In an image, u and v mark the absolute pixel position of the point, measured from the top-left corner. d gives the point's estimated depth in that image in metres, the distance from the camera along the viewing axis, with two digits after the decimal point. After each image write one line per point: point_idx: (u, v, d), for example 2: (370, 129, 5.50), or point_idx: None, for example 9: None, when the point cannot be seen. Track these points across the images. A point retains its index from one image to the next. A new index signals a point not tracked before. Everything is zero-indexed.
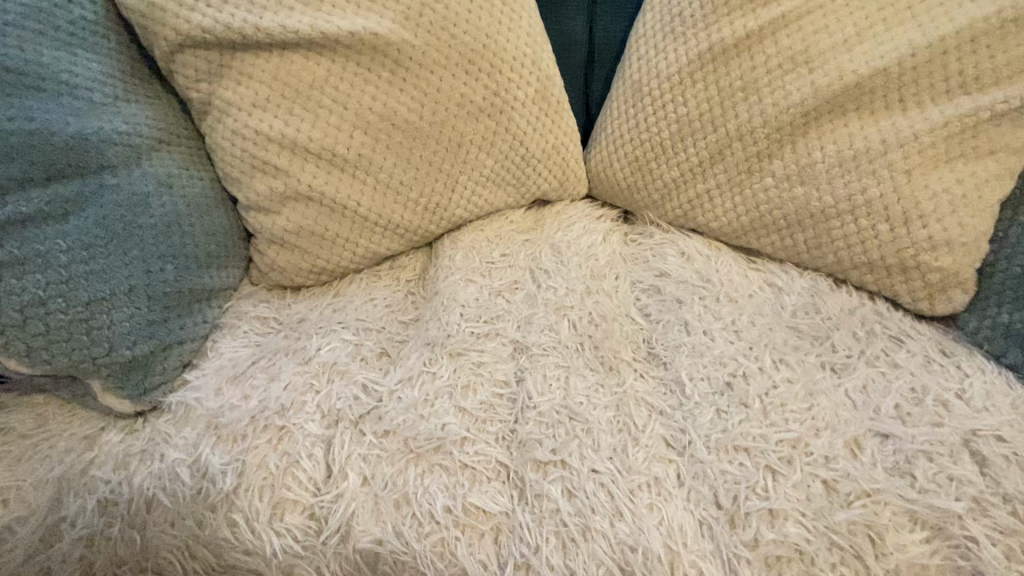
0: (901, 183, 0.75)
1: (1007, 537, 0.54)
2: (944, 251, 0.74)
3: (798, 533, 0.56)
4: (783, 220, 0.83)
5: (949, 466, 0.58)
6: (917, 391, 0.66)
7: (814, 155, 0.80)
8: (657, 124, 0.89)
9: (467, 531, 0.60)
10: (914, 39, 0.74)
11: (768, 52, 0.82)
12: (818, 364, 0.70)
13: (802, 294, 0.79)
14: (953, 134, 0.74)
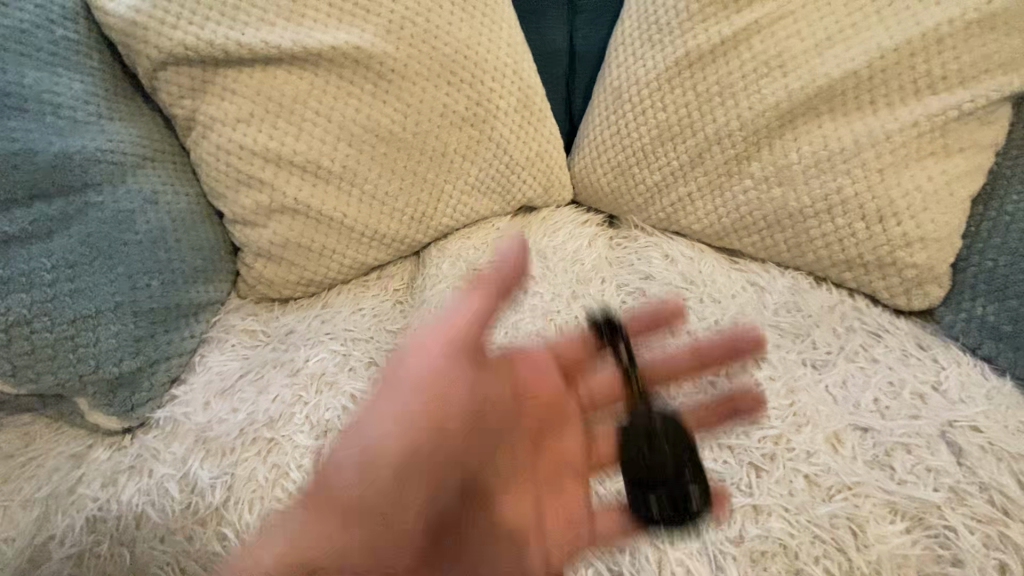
0: (874, 182, 0.77)
1: (984, 525, 0.55)
2: (919, 247, 0.76)
3: (782, 528, 0.57)
4: (763, 220, 0.85)
5: (926, 457, 0.60)
6: (895, 384, 0.67)
7: (790, 157, 0.82)
8: (638, 130, 0.91)
9: None
10: (883, 41, 0.77)
11: (743, 57, 0.84)
12: (799, 361, 0.71)
13: (783, 293, 0.81)
14: (923, 133, 0.77)
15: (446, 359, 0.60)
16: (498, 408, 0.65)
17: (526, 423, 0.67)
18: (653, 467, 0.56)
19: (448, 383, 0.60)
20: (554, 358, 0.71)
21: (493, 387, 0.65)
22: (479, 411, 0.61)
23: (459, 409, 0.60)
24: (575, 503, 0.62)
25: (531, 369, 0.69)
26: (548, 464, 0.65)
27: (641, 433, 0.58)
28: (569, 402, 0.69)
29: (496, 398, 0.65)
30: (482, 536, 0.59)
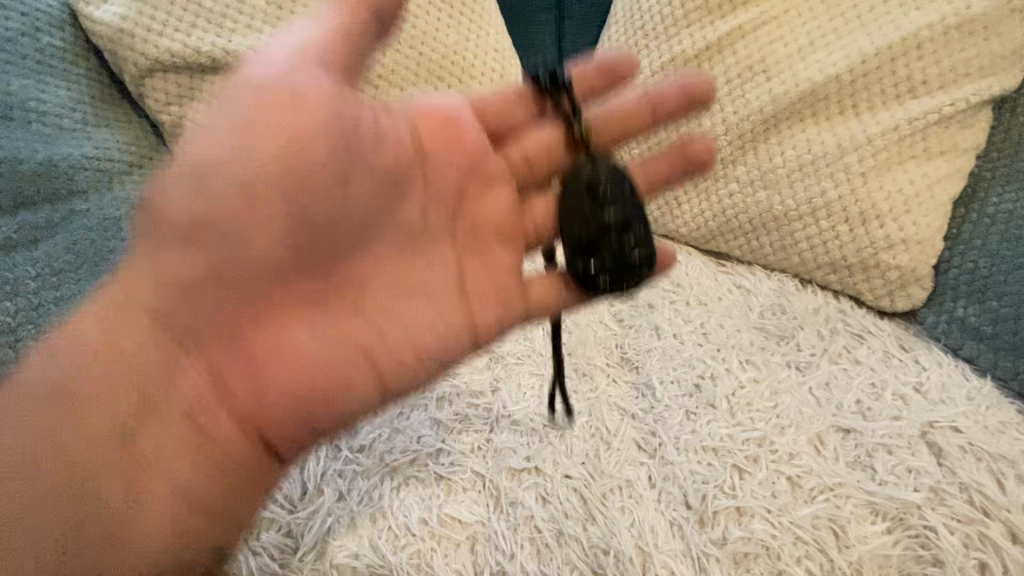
0: (857, 185, 0.78)
1: (964, 526, 0.57)
2: (901, 250, 0.77)
3: (764, 529, 0.58)
4: (749, 224, 0.84)
5: (907, 458, 0.61)
6: (877, 385, 0.68)
7: (775, 160, 0.82)
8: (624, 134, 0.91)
9: (442, 542, 0.61)
10: (864, 46, 0.78)
11: (727, 62, 0.84)
12: (783, 363, 0.71)
13: (769, 295, 0.80)
14: (904, 137, 0.78)
15: (337, 85, 0.50)
16: (401, 139, 0.55)
17: (459, 174, 0.59)
18: (593, 206, 0.54)
19: (337, 100, 0.50)
20: (477, 117, 0.62)
21: (392, 150, 0.54)
22: (355, 161, 0.52)
23: (339, 205, 0.52)
24: (499, 204, 0.60)
25: (433, 120, 0.59)
26: (473, 208, 0.59)
27: (580, 182, 0.55)
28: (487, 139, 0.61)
29: (398, 131, 0.55)
30: (358, 347, 0.53)
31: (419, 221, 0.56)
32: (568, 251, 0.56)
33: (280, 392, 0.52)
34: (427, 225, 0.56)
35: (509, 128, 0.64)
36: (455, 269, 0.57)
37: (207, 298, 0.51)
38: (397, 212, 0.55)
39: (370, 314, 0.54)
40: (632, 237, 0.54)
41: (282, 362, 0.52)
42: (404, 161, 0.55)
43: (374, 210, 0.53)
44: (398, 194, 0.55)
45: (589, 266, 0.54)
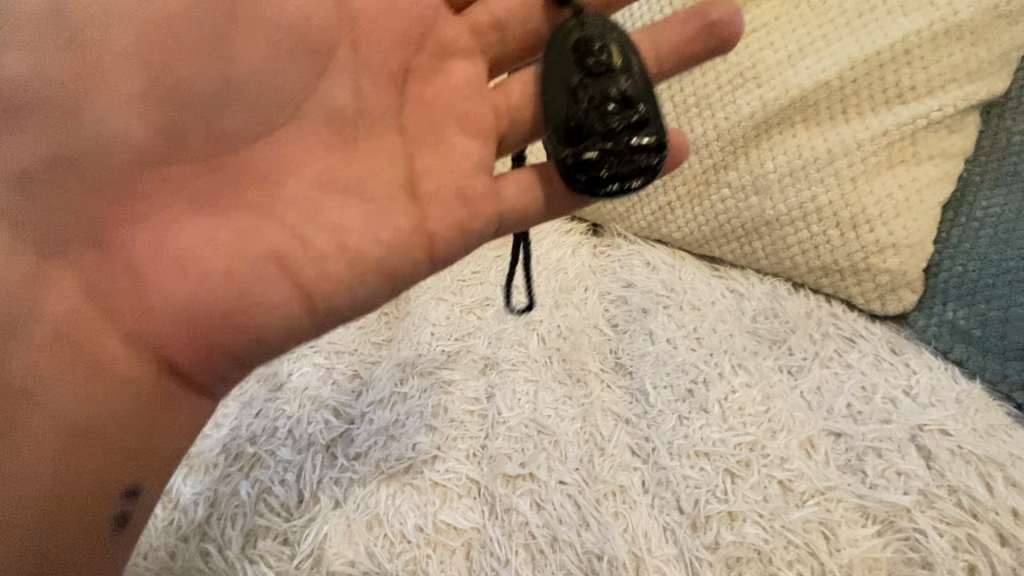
0: (847, 190, 0.79)
1: (953, 528, 0.58)
2: (891, 254, 0.78)
3: (756, 533, 0.59)
4: (742, 228, 0.84)
5: (896, 461, 0.62)
6: (867, 389, 0.69)
7: (766, 165, 0.82)
8: None
9: (438, 549, 0.62)
10: (853, 52, 0.79)
11: (718, 68, 0.84)
12: (775, 367, 0.72)
13: (762, 299, 0.80)
14: (893, 142, 0.78)
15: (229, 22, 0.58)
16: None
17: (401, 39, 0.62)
18: (594, 86, 0.58)
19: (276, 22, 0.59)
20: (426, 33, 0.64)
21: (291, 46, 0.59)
22: (271, 69, 0.59)
23: (239, 95, 0.58)
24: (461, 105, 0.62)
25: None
26: (417, 107, 0.61)
27: (571, 60, 0.59)
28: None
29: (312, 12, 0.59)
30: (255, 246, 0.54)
31: (328, 108, 0.59)
32: (558, 141, 0.58)
33: (183, 297, 0.54)
34: (334, 109, 0.59)
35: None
36: (377, 165, 0.59)
37: (116, 186, 0.56)
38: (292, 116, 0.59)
39: (287, 198, 0.56)
40: (638, 109, 0.57)
41: (202, 277, 0.54)
42: (301, 55, 0.59)
43: (273, 99, 0.58)
44: (301, 98, 0.59)
45: (590, 151, 0.57)
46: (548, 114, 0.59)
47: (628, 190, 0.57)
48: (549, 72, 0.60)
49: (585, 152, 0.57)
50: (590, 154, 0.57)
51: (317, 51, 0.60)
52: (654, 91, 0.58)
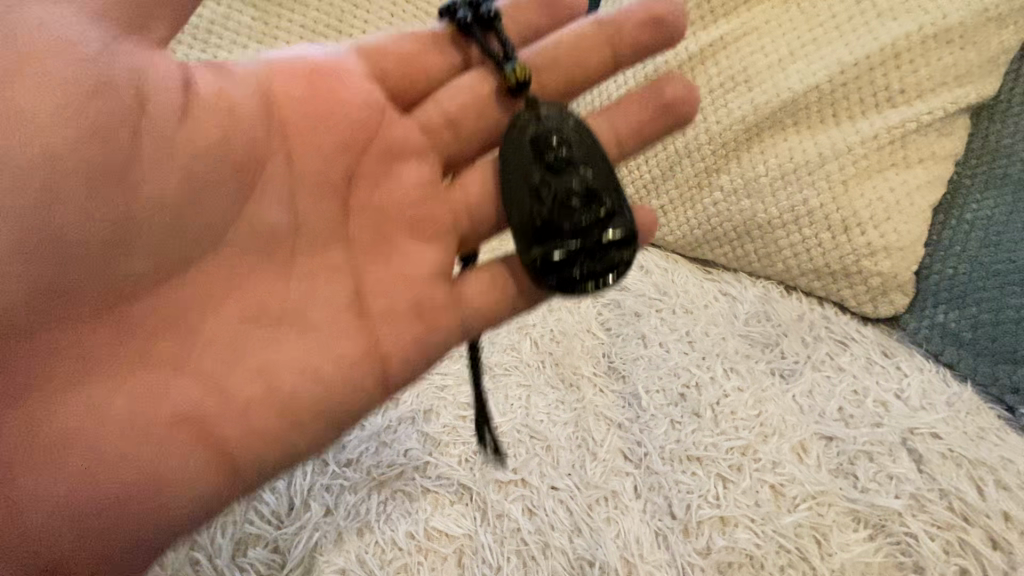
0: (838, 193, 0.79)
1: (944, 531, 0.58)
2: (883, 256, 0.78)
3: (747, 538, 0.59)
4: (734, 231, 0.84)
5: (888, 465, 0.62)
6: (859, 392, 0.69)
7: (758, 169, 0.82)
8: None
9: (430, 556, 0.61)
10: (842, 57, 0.79)
11: (709, 72, 0.84)
12: (767, 371, 0.72)
13: (754, 302, 0.80)
14: (883, 145, 0.79)
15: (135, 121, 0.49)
16: (248, 110, 0.54)
17: (342, 146, 0.58)
18: (553, 176, 0.54)
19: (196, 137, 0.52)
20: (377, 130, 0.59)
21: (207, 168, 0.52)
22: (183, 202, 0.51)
23: (141, 230, 0.50)
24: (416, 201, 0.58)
25: (280, 70, 0.58)
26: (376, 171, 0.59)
27: (527, 155, 0.55)
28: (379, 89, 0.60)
29: (243, 121, 0.54)
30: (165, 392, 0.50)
31: (248, 236, 0.54)
32: (522, 238, 0.54)
33: (85, 456, 0.48)
34: (256, 238, 0.54)
35: (409, 79, 0.61)
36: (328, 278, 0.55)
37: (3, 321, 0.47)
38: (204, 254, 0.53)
39: (212, 324, 0.52)
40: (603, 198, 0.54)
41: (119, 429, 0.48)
42: (221, 181, 0.53)
43: (183, 231, 0.51)
44: (216, 228, 0.53)
45: (557, 253, 0.53)
46: (507, 208, 0.55)
47: (602, 286, 0.53)
48: (506, 163, 0.56)
49: (551, 251, 0.53)
50: (557, 253, 0.53)
51: (240, 176, 0.54)
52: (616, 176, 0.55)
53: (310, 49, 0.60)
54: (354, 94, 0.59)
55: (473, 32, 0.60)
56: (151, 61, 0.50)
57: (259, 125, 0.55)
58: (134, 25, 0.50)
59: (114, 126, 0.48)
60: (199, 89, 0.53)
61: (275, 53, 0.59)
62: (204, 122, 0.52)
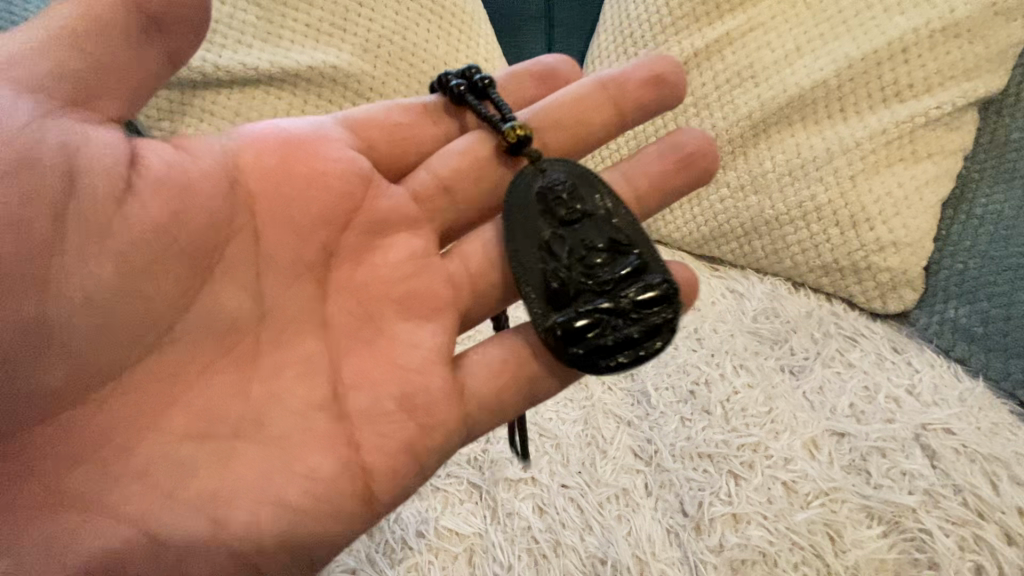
0: (847, 188, 0.79)
1: (958, 528, 0.58)
2: (892, 252, 0.78)
3: (760, 535, 0.59)
4: (741, 228, 0.84)
5: (901, 461, 0.62)
6: (870, 388, 0.69)
7: (765, 165, 0.82)
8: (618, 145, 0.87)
9: (440, 554, 0.61)
10: (849, 51, 0.79)
11: (715, 69, 0.84)
12: (777, 368, 0.72)
13: (762, 299, 0.80)
14: (892, 140, 0.78)
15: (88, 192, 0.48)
16: (207, 185, 0.53)
17: (318, 223, 0.57)
18: (573, 241, 0.54)
19: (140, 221, 0.50)
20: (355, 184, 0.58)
21: (151, 261, 0.50)
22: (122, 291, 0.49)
23: (71, 331, 0.48)
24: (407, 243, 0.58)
25: (256, 147, 0.57)
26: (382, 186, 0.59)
27: (535, 228, 0.55)
28: (362, 159, 0.59)
29: (208, 206, 0.53)
30: (137, 466, 0.48)
31: (203, 322, 0.52)
32: (548, 310, 0.52)
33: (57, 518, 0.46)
34: (211, 327, 0.52)
35: (401, 148, 0.62)
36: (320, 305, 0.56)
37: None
38: (143, 357, 0.50)
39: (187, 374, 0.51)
40: (631, 257, 0.54)
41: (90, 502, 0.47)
42: (166, 266, 0.51)
43: (122, 332, 0.49)
44: (163, 324, 0.51)
45: (583, 320, 0.51)
46: (525, 280, 0.54)
47: (641, 356, 0.51)
48: (518, 232, 0.55)
49: (584, 321, 0.51)
50: (591, 323, 0.51)
51: (193, 266, 0.52)
52: (642, 232, 0.55)
53: (287, 125, 0.59)
54: (331, 166, 0.57)
55: (467, 100, 0.61)
56: (92, 134, 0.50)
57: (218, 205, 0.53)
58: (80, 98, 0.50)
59: (34, 212, 0.47)
60: (148, 162, 0.52)
61: (249, 128, 0.58)
62: (148, 203, 0.50)
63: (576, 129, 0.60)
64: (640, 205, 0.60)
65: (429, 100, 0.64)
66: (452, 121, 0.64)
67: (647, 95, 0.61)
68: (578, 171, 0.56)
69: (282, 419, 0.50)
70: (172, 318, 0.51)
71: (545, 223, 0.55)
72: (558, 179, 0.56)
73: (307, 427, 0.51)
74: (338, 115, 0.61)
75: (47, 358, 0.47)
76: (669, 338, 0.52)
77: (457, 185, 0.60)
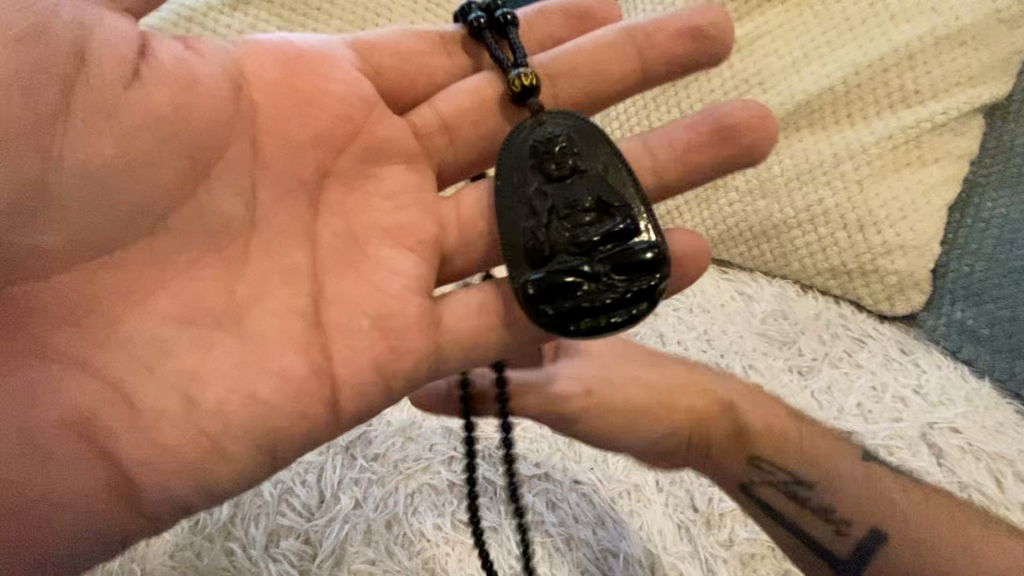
0: (854, 193, 0.80)
1: None
2: (899, 255, 0.79)
3: None
4: (750, 231, 0.85)
5: (907, 459, 0.65)
6: (878, 388, 0.71)
7: (773, 169, 0.83)
8: (627, 125, 0.88)
9: (456, 547, 0.63)
10: (856, 58, 0.80)
11: (724, 75, 0.86)
12: (785, 368, 0.74)
13: (771, 301, 0.81)
14: (898, 145, 0.79)
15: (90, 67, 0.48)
16: (210, 84, 0.52)
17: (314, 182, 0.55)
18: (559, 199, 0.53)
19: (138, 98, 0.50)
20: (355, 105, 0.57)
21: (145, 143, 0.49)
22: (120, 171, 0.49)
23: (73, 201, 0.48)
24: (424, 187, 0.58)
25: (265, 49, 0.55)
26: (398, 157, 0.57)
27: (529, 179, 0.54)
28: (367, 83, 0.58)
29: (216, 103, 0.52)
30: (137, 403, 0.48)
31: (197, 218, 0.52)
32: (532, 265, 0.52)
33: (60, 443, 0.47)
34: (205, 224, 0.52)
35: (408, 79, 0.61)
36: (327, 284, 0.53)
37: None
38: (141, 234, 0.50)
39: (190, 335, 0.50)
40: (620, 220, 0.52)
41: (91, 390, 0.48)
42: (163, 154, 0.50)
43: (123, 211, 0.49)
44: (159, 209, 0.50)
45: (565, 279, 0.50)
46: (508, 234, 0.53)
47: (619, 320, 0.50)
48: (510, 187, 0.54)
49: (565, 279, 0.50)
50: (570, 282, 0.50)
51: (188, 158, 0.51)
52: (635, 195, 0.53)
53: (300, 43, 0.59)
54: (334, 87, 0.57)
55: (486, 36, 0.60)
56: (105, 22, 0.49)
57: (220, 105, 0.53)
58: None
59: (40, 77, 0.46)
60: (157, 55, 0.51)
61: (260, 39, 0.57)
62: (152, 92, 0.50)
63: (591, 79, 0.59)
64: (667, 168, 0.57)
65: (448, 32, 0.62)
66: (475, 52, 0.62)
67: (676, 50, 0.58)
68: (578, 129, 0.55)
69: (275, 335, 0.50)
70: (170, 205, 0.51)
71: (536, 173, 0.54)
72: (558, 134, 0.55)
73: (293, 348, 0.50)
74: (346, 37, 0.60)
75: (45, 219, 0.47)
76: (648, 305, 0.50)
77: (466, 121, 0.59)
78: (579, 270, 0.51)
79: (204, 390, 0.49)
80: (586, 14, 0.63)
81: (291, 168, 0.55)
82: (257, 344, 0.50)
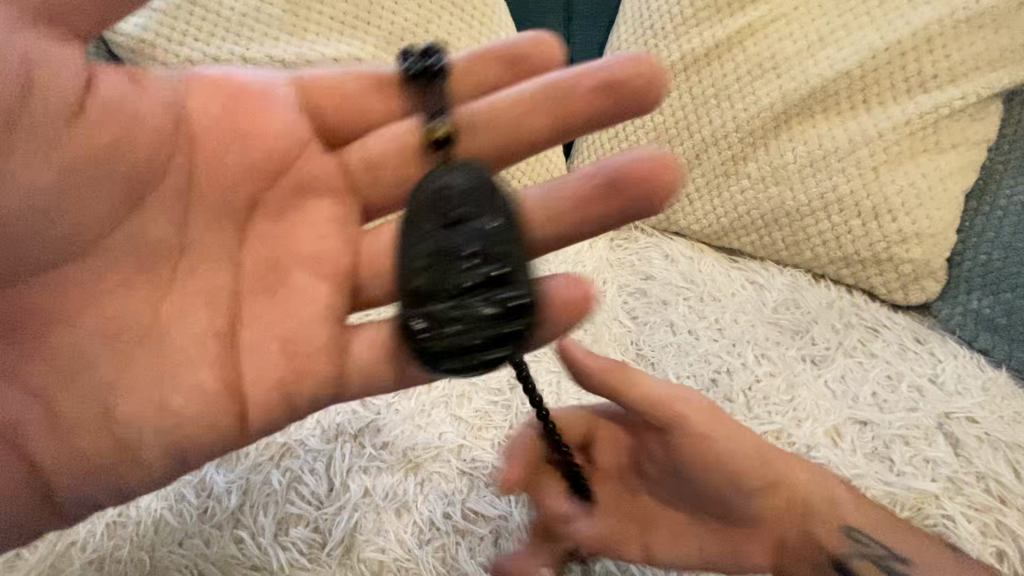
0: (869, 179, 0.78)
1: (981, 514, 0.60)
2: (914, 243, 0.78)
3: None
4: (762, 219, 0.84)
5: (924, 449, 0.64)
6: (893, 377, 0.71)
7: (786, 156, 0.82)
8: (636, 131, 0.89)
9: (467, 535, 0.62)
10: (873, 41, 0.78)
11: (737, 60, 0.84)
12: (799, 357, 0.73)
13: (782, 290, 0.81)
14: (916, 131, 0.78)
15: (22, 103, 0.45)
16: (151, 125, 0.50)
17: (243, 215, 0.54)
18: (443, 243, 0.49)
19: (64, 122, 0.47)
20: (292, 147, 0.56)
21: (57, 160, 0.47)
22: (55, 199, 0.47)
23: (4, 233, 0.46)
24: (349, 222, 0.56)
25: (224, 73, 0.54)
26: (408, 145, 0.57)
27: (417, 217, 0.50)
28: (303, 122, 0.57)
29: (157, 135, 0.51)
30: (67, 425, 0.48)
31: (128, 241, 0.50)
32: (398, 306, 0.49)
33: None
34: (135, 252, 0.50)
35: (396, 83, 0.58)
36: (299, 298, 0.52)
37: None
38: (68, 258, 0.48)
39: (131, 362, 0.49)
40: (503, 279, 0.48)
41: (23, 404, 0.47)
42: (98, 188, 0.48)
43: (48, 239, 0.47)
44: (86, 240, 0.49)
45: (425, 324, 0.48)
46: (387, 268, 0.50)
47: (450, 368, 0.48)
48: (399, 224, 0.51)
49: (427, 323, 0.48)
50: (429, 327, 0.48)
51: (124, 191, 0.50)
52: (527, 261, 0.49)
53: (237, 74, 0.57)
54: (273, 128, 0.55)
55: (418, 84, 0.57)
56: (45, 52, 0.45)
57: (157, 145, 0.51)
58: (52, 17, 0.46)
59: None
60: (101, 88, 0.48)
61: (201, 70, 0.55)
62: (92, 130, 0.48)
63: (511, 132, 0.55)
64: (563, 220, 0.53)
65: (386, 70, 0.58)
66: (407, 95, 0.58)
67: (607, 104, 0.54)
68: (480, 180, 0.50)
69: (291, 323, 0.51)
70: (93, 233, 0.49)
71: (418, 228, 0.50)
72: (453, 183, 0.50)
73: (212, 363, 0.50)
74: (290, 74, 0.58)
75: None
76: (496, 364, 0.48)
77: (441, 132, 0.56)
78: (454, 326, 0.47)
79: (124, 408, 0.48)
80: (519, 59, 0.58)
81: (222, 199, 0.53)
82: (173, 359, 0.50)
